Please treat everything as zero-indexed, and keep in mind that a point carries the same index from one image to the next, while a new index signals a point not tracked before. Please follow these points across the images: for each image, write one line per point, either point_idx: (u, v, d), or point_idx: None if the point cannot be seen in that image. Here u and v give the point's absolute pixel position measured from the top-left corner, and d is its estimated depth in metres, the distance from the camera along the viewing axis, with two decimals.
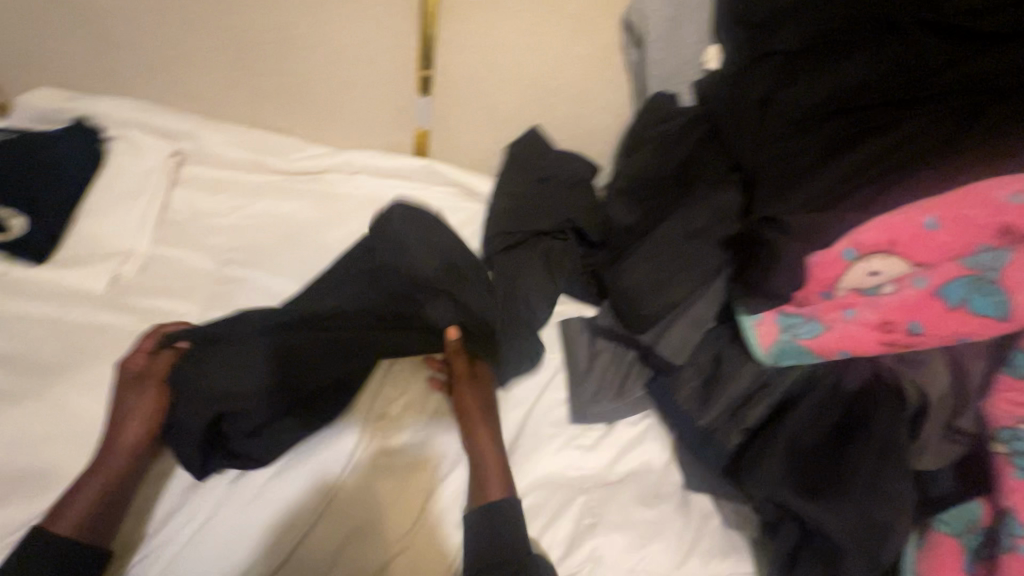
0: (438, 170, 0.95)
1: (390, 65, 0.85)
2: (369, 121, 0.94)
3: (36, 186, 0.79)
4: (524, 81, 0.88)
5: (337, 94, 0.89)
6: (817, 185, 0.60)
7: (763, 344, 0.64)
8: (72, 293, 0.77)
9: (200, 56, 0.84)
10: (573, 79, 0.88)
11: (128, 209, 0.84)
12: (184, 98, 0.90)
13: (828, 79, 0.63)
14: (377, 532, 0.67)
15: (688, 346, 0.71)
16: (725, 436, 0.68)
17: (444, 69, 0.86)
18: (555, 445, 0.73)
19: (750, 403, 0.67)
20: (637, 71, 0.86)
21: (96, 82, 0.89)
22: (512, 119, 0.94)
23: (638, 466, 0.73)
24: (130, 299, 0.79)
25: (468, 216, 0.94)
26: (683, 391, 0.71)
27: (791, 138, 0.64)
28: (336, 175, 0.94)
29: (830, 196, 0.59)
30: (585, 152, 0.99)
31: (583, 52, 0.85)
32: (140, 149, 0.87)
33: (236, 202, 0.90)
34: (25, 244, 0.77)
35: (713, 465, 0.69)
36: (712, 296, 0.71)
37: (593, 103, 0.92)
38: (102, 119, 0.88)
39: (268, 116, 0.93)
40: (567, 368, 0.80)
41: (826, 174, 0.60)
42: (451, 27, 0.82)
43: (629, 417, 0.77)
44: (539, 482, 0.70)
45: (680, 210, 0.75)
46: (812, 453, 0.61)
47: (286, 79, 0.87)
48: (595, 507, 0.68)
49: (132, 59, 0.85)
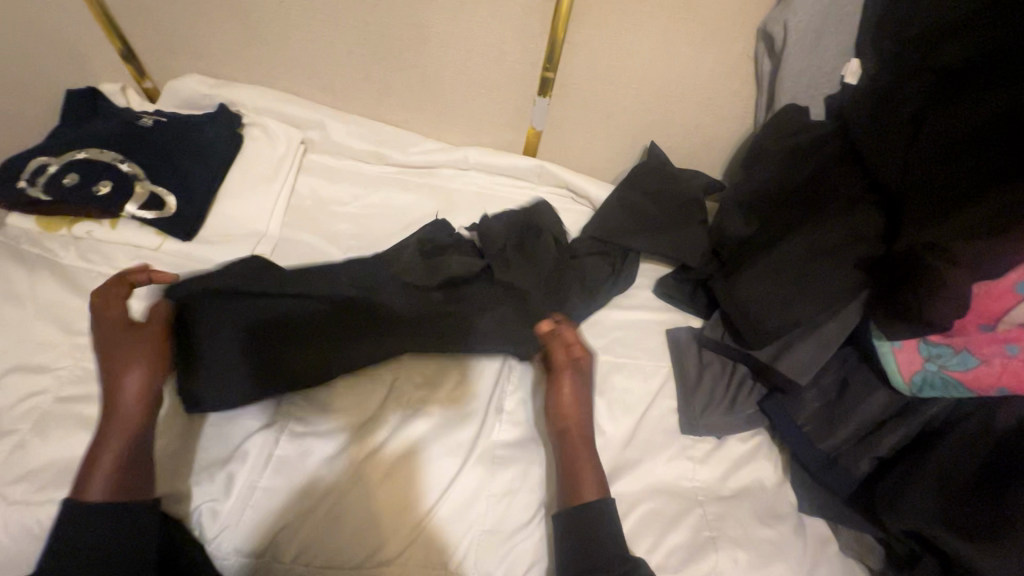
0: (549, 170, 0.98)
1: (516, 66, 0.86)
2: (485, 120, 0.96)
3: (185, 167, 0.85)
4: (646, 87, 0.88)
5: (459, 92, 0.92)
6: (966, 223, 0.58)
7: (904, 372, 0.64)
8: (213, 269, 0.82)
9: (334, 50, 0.88)
10: (696, 88, 0.87)
11: (262, 192, 0.89)
12: (313, 89, 0.95)
13: (985, 103, 0.58)
14: (487, 525, 0.66)
15: (814, 366, 0.71)
16: (852, 461, 0.68)
17: (569, 72, 0.86)
18: (668, 455, 0.74)
19: (882, 430, 0.67)
20: (768, 81, 0.83)
21: (236, 72, 0.94)
22: (626, 124, 0.94)
23: (751, 483, 0.73)
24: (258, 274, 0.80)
25: (576, 215, 0.97)
26: (804, 411, 0.72)
27: (939, 166, 0.62)
28: (450, 170, 0.98)
29: (978, 238, 0.57)
30: (695, 160, 0.99)
31: (712, 60, 0.83)
32: (274, 136, 0.93)
33: (357, 192, 0.94)
34: (172, 220, 0.81)
35: (837, 489, 0.69)
36: (845, 318, 0.70)
37: (713, 112, 0.90)
38: (242, 107, 0.94)
39: (389, 110, 0.96)
40: (676, 378, 0.80)
41: (978, 212, 0.57)
42: (583, 32, 0.81)
43: (741, 434, 0.76)
44: (653, 489, 0.71)
45: (809, 228, 0.74)
46: (960, 486, 0.60)
47: (411, 76, 0.90)
48: (712, 520, 0.68)
49: (271, 52, 0.89)
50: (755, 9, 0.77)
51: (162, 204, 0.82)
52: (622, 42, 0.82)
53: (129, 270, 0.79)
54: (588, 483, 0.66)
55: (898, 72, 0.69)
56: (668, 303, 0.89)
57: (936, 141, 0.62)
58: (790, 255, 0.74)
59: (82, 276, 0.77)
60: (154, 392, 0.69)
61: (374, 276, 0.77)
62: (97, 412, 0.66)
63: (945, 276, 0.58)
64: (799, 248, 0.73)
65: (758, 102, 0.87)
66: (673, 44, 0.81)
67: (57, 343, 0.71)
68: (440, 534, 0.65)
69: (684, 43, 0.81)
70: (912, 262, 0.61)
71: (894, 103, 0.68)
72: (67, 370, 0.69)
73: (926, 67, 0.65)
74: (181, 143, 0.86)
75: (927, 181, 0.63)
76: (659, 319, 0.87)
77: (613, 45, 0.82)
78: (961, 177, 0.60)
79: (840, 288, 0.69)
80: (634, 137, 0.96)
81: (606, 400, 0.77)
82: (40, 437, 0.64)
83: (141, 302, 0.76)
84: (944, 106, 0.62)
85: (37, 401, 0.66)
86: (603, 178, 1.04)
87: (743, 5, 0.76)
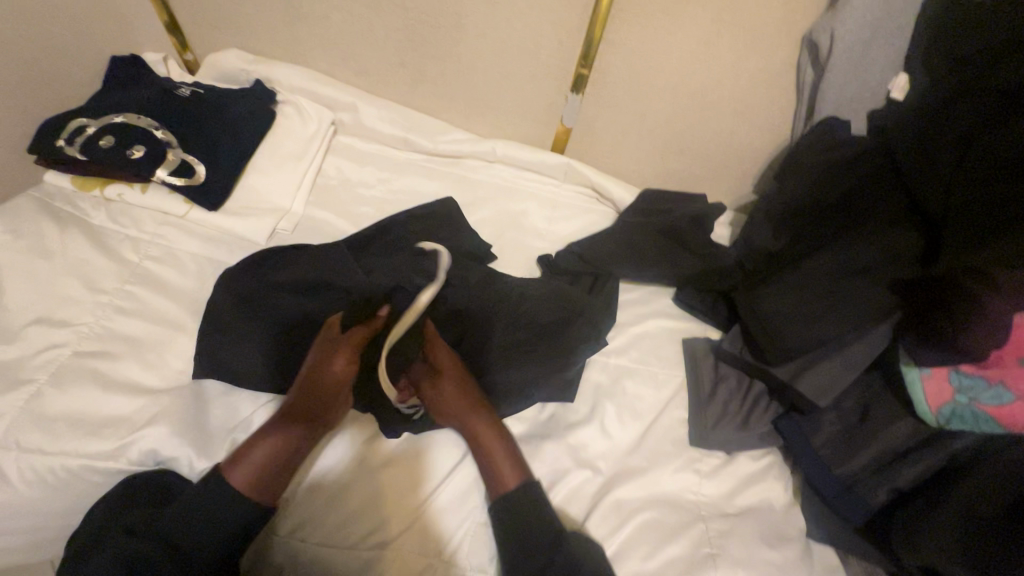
0: (576, 168, 0.96)
1: (551, 61, 0.85)
2: (515, 114, 0.95)
3: (217, 138, 0.86)
4: (682, 91, 0.86)
5: (491, 84, 0.91)
6: (1007, 252, 0.55)
7: (930, 402, 0.61)
8: (235, 240, 0.83)
9: (370, 34, 0.88)
10: (733, 95, 0.85)
11: (289, 169, 0.90)
12: (348, 72, 0.95)
13: None
14: (482, 516, 0.66)
15: (836, 388, 0.68)
16: (869, 491, 0.66)
17: (604, 70, 0.85)
18: (675, 465, 0.72)
19: (902, 461, 0.65)
20: (810, 92, 0.81)
21: (275, 50, 0.95)
22: (658, 127, 0.92)
23: (758, 503, 0.71)
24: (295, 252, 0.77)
25: (599, 216, 0.96)
26: (820, 436, 0.70)
27: (980, 190, 0.59)
28: (476, 161, 0.97)
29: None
30: (726, 170, 0.96)
31: (752, 67, 0.81)
32: (305, 115, 0.93)
33: (382, 175, 0.94)
34: (199, 189, 0.82)
35: (850, 518, 0.66)
36: (873, 342, 0.67)
37: (749, 121, 0.88)
38: (278, 85, 0.95)
39: (420, 97, 0.97)
40: (689, 389, 0.78)
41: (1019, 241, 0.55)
42: (622, 29, 0.79)
43: (752, 452, 0.74)
44: (657, 499, 0.69)
45: (837, 248, 0.72)
46: (984, 527, 0.56)
47: (445, 65, 0.90)
48: (714, 537, 0.66)
49: (309, 33, 0.91)
50: (801, 16, 0.74)
51: (192, 172, 0.83)
52: (659, 44, 0.80)
53: (155, 235, 0.81)
54: (502, 470, 0.65)
55: (950, 89, 0.65)
56: (686, 312, 0.88)
57: (977, 164, 0.60)
58: (817, 274, 0.72)
59: (111, 237, 0.79)
60: (169, 356, 0.70)
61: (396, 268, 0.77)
62: (112, 370, 0.68)
63: (985, 305, 0.56)
64: (828, 266, 0.71)
65: (797, 114, 0.85)
66: (713, 47, 0.79)
67: (80, 299, 0.72)
68: (435, 522, 0.65)
69: (725, 46, 0.79)
70: (950, 289, 0.59)
71: (935, 123, 0.66)
72: (88, 327, 0.70)
73: (974, 87, 0.62)
74: (216, 115, 0.87)
75: (966, 206, 0.60)
76: (676, 327, 0.85)
77: (650, 46, 0.81)
78: (1003, 203, 0.57)
79: (870, 312, 0.66)
80: (666, 141, 0.94)
81: (616, 406, 0.75)
82: (56, 388, 0.65)
83: (163, 268, 0.78)
84: (989, 129, 0.60)
85: (56, 353, 0.68)
86: (630, 180, 1.03)
87: (790, 11, 0.74)
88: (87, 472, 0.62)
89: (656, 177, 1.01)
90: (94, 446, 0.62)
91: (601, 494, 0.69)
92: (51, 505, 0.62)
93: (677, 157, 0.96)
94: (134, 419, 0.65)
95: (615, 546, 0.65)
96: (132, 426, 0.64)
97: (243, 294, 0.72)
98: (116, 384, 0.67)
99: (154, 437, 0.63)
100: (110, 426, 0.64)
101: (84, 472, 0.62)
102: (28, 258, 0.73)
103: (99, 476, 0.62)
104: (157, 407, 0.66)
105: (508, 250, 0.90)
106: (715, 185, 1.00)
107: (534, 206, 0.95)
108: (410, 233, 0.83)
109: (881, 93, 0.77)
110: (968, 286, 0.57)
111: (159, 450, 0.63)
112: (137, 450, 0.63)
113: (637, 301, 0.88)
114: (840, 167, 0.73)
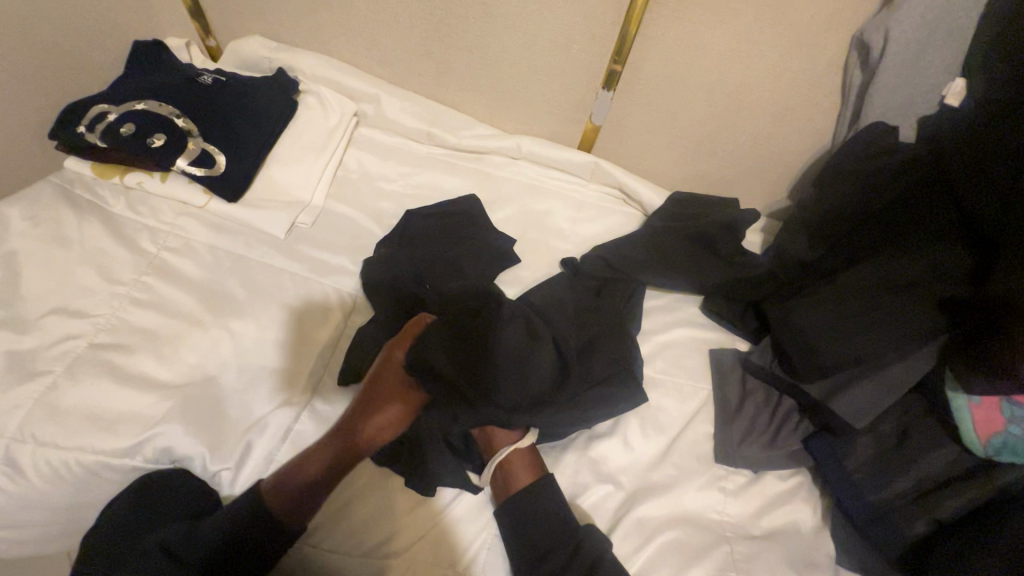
0: (603, 168, 0.93)
1: (581, 55, 0.82)
2: (541, 111, 0.92)
3: (237, 128, 0.84)
4: (718, 90, 0.82)
5: (519, 78, 0.88)
6: None
7: (980, 433, 0.59)
8: (254, 233, 0.81)
9: (395, 24, 0.85)
10: (772, 95, 0.81)
11: (310, 161, 0.88)
12: (372, 63, 0.93)
13: None
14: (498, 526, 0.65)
15: (874, 410, 0.65)
16: (907, 521, 0.63)
17: (637, 66, 0.81)
18: (700, 483, 0.69)
19: (943, 492, 0.62)
20: (857, 96, 0.76)
21: (298, 38, 0.93)
22: (690, 127, 0.88)
23: (785, 525, 0.68)
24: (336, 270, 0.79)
25: (624, 217, 0.93)
26: (855, 458, 0.67)
27: None
28: (500, 158, 0.95)
29: None
30: (761, 173, 0.92)
31: (795, 67, 0.77)
32: (327, 106, 0.91)
33: (403, 170, 0.92)
34: (219, 179, 0.81)
35: (886, 547, 0.63)
36: (917, 362, 0.64)
37: (787, 124, 0.84)
38: (300, 74, 0.93)
39: (444, 90, 0.94)
40: (717, 402, 0.75)
41: None
42: (658, 24, 0.75)
43: (780, 472, 0.71)
44: (680, 517, 0.67)
45: (878, 260, 0.68)
46: None
47: (471, 57, 0.87)
48: (740, 561, 0.64)
49: (332, 21, 0.88)
50: (851, 14, 0.70)
51: (212, 162, 0.81)
52: (696, 41, 0.76)
53: (173, 225, 0.80)
54: (518, 473, 0.65)
55: (1010, 96, 0.61)
56: (716, 321, 0.84)
57: None
58: (856, 286, 0.68)
59: (129, 226, 0.78)
60: (184, 350, 0.69)
61: (438, 271, 0.77)
62: (127, 363, 0.67)
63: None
64: (866, 279, 0.67)
65: (839, 118, 0.80)
66: (754, 46, 0.75)
67: (98, 289, 0.71)
68: (452, 532, 0.64)
69: (767, 45, 0.75)
70: (1007, 312, 0.55)
71: (992, 134, 0.62)
72: (105, 318, 0.70)
73: None
74: (237, 104, 0.86)
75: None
76: (704, 337, 0.82)
77: (686, 42, 0.77)
78: None
79: (914, 330, 0.62)
80: (698, 141, 0.90)
81: (639, 419, 0.73)
82: (72, 380, 0.64)
83: (180, 259, 0.76)
84: None
85: (73, 344, 0.67)
86: (658, 180, 0.99)
87: (839, 8, 0.69)
88: (100, 467, 0.61)
89: (686, 179, 0.97)
90: (107, 442, 0.62)
91: (622, 510, 0.66)
92: (66, 499, 0.61)
93: (709, 158, 0.92)
94: (147, 416, 0.64)
95: (638, 565, 0.63)
96: (145, 423, 0.63)
97: (279, 292, 0.75)
98: (131, 377, 0.66)
99: (169, 437, 0.63)
100: (125, 422, 0.63)
101: (97, 467, 0.61)
102: (47, 246, 0.73)
103: (114, 471, 0.62)
104: (170, 405, 0.64)
105: (531, 251, 0.87)
106: (748, 188, 0.96)
107: (558, 206, 0.92)
108: (434, 241, 0.81)
109: (933, 99, 0.72)
110: None
111: (176, 447, 0.63)
112: (152, 449, 0.62)
113: (663, 308, 0.85)
114: (884, 174, 0.69)
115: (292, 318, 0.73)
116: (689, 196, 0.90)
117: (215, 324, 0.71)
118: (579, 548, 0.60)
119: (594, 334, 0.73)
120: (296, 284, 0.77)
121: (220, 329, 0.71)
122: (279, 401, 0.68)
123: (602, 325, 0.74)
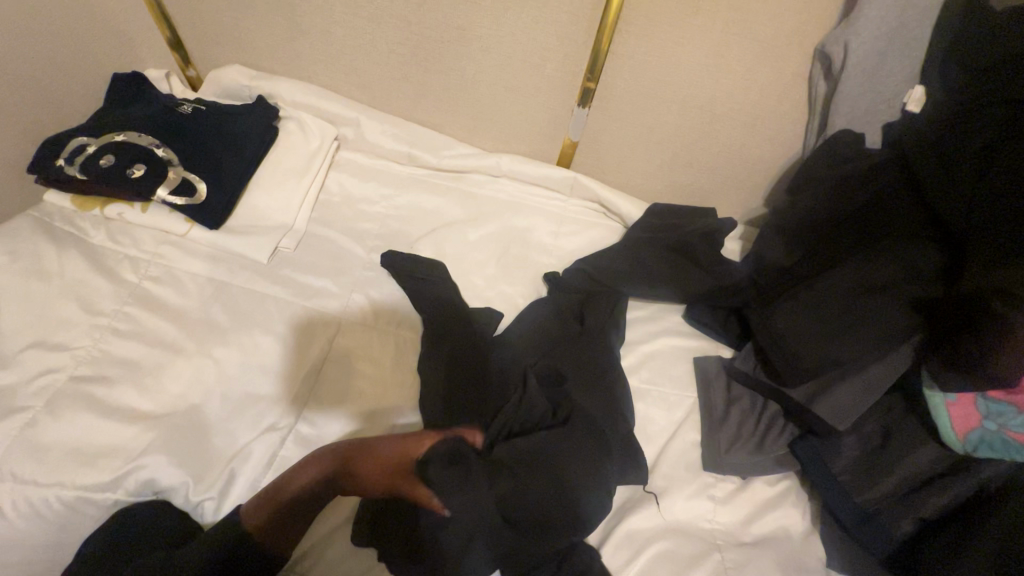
0: (582, 182, 0.95)
1: (556, 74, 0.84)
2: (519, 129, 0.94)
3: (218, 156, 0.85)
4: (691, 103, 0.84)
5: (496, 98, 0.90)
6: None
7: (958, 429, 0.60)
8: (236, 259, 0.81)
9: (373, 48, 0.87)
10: (743, 106, 0.83)
11: (292, 186, 0.88)
12: (351, 87, 0.94)
13: None
14: None
15: (855, 412, 0.66)
16: (892, 520, 0.64)
17: (611, 83, 0.83)
18: (688, 491, 0.69)
19: (927, 490, 0.63)
20: (823, 105, 0.79)
21: (278, 67, 0.94)
22: (665, 140, 0.90)
23: (775, 531, 0.68)
24: (320, 291, 0.79)
25: (605, 230, 0.94)
26: (839, 460, 0.68)
27: (999, 205, 0.58)
28: (480, 176, 0.96)
29: None
30: (737, 182, 0.94)
31: (762, 80, 0.79)
32: (307, 131, 0.92)
33: (385, 191, 0.93)
34: (201, 207, 0.81)
35: (874, 548, 0.64)
36: (893, 362, 0.65)
37: (759, 134, 0.86)
38: (280, 101, 0.94)
39: (423, 113, 0.96)
40: (703, 410, 0.76)
41: None
42: (628, 42, 0.78)
43: (769, 477, 0.71)
44: (670, 527, 0.67)
45: (853, 263, 0.69)
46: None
47: (449, 79, 0.89)
48: (731, 568, 0.64)
49: (311, 48, 0.90)
50: (813, 27, 0.73)
51: (192, 191, 0.82)
52: (665, 58, 0.79)
53: (154, 254, 0.80)
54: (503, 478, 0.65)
55: (965, 103, 0.65)
56: (699, 331, 0.85)
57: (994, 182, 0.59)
58: (833, 289, 0.69)
59: (110, 257, 0.78)
60: (166, 380, 0.68)
61: (422, 289, 0.78)
62: (108, 395, 0.66)
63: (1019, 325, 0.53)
64: (842, 282, 0.69)
65: (809, 127, 0.83)
66: (721, 60, 0.78)
67: (78, 322, 0.71)
68: None
69: (733, 59, 0.77)
70: (975, 311, 0.57)
71: (952, 138, 0.64)
72: (85, 350, 0.69)
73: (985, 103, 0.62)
74: (217, 132, 0.86)
75: (983, 223, 0.59)
76: (689, 346, 0.83)
77: (655, 60, 0.79)
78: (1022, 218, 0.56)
79: (890, 330, 0.64)
80: (674, 153, 0.92)
81: None
82: (52, 415, 0.64)
83: (163, 288, 0.76)
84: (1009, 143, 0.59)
85: (53, 378, 0.66)
86: (637, 193, 1.01)
87: (800, 23, 0.72)
88: (81, 502, 0.60)
89: (664, 191, 0.99)
90: (88, 476, 0.61)
91: (613, 523, 0.66)
92: (44, 539, 0.60)
93: (685, 170, 0.94)
94: (128, 447, 0.63)
95: None
96: (128, 455, 0.63)
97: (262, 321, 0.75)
98: (112, 409, 0.65)
99: (152, 468, 0.62)
100: (106, 455, 0.62)
101: (77, 502, 0.60)
102: (25, 280, 0.72)
103: (94, 506, 0.61)
104: (152, 435, 0.64)
105: (514, 267, 0.88)
106: (725, 197, 0.97)
107: (540, 221, 0.93)
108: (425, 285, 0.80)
109: (895, 107, 0.75)
110: (995, 306, 0.55)
111: (158, 478, 0.62)
112: (135, 480, 0.62)
113: (647, 318, 0.86)
114: (850, 179, 0.71)
115: (277, 342, 0.73)
116: (666, 208, 0.92)
117: (199, 351, 0.71)
118: (571, 564, 0.60)
119: (580, 364, 0.73)
120: (280, 307, 0.77)
121: (204, 356, 0.71)
122: (264, 427, 0.67)
123: (592, 352, 0.75)
